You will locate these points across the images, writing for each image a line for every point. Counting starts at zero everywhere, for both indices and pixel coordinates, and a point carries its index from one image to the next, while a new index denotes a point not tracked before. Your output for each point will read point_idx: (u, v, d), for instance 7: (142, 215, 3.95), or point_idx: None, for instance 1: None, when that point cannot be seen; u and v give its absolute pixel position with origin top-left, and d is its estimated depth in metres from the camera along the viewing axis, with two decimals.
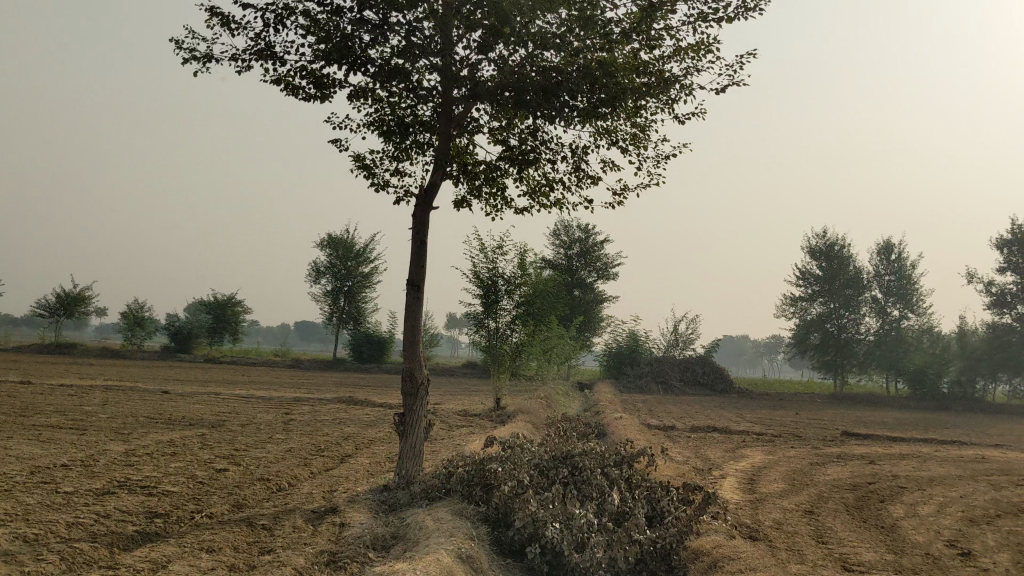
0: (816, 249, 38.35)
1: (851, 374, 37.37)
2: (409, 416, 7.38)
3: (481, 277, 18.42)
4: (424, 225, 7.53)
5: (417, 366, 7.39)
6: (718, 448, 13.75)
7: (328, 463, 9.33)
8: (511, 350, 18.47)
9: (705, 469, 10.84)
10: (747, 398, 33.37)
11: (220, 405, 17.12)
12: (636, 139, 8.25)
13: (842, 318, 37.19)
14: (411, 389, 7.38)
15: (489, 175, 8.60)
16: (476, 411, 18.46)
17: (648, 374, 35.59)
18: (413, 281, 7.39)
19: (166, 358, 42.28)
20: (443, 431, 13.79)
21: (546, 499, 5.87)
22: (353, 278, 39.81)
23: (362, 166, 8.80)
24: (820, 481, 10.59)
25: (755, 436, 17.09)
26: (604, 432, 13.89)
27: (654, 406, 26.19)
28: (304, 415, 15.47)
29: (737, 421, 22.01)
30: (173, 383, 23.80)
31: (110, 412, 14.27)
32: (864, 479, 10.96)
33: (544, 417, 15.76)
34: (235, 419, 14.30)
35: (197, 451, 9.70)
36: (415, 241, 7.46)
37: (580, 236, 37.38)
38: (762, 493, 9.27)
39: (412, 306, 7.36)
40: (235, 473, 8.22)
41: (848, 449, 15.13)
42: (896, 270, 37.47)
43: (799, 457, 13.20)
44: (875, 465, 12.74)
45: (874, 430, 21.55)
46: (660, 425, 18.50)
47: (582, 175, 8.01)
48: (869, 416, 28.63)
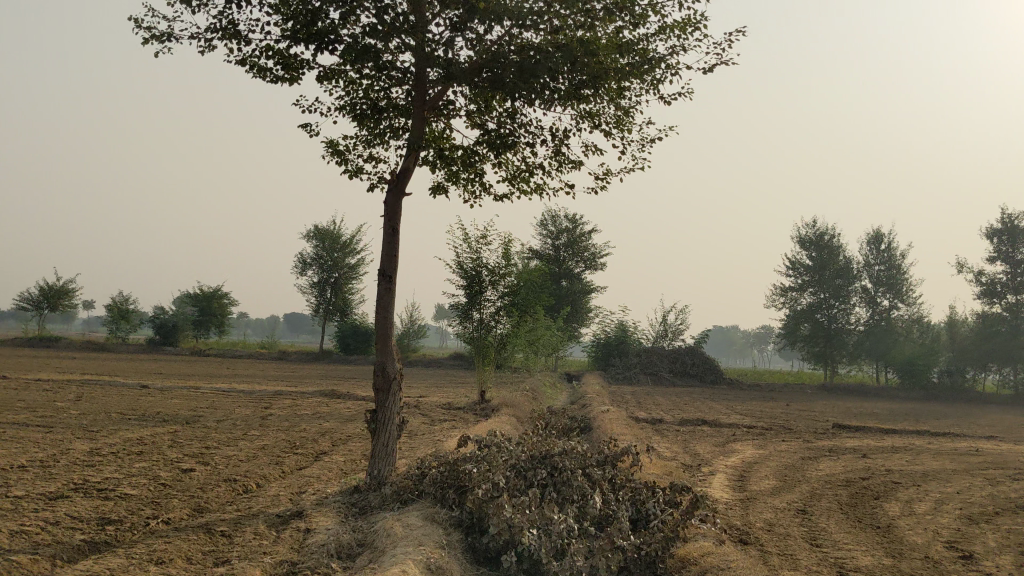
0: (806, 238, 38.12)
1: (841, 364, 37.16)
2: (382, 413, 7.01)
3: (465, 268, 18.06)
4: (396, 213, 7.14)
5: (390, 360, 7.02)
6: (707, 443, 13.43)
7: (301, 462, 8.94)
8: (496, 341, 18.20)
9: (694, 465, 10.50)
10: (736, 389, 33.10)
11: (198, 400, 16.69)
12: (620, 122, 7.88)
13: (832, 308, 36.96)
14: (384, 384, 7.01)
15: (467, 160, 8.22)
16: (461, 404, 18.10)
17: (638, 365, 35.29)
18: (385, 270, 7.01)
19: (150, 351, 41.72)
20: (426, 427, 13.41)
21: (522, 502, 5.50)
22: (340, 269, 39.33)
23: (334, 152, 8.39)
24: (812, 476, 10.27)
25: (744, 429, 16.79)
26: (592, 426, 13.55)
27: (643, 398, 25.86)
28: (284, 410, 15.08)
29: (728, 414, 21.72)
30: (153, 377, 23.34)
31: (82, 408, 13.82)
32: (857, 474, 10.65)
33: (529, 411, 15.41)
34: (212, 415, 13.89)
35: (165, 450, 9.30)
36: (387, 230, 7.07)
37: (567, 226, 37.00)
38: (752, 491, 8.94)
39: (384, 297, 6.98)
40: (200, 474, 7.82)
41: (839, 442, 14.85)
42: (886, 259, 37.25)
43: (790, 452, 12.88)
44: (867, 458, 12.45)
45: (865, 422, 21.28)
46: (649, 418, 18.17)
47: (563, 160, 7.64)
48: (859, 407, 28.40)
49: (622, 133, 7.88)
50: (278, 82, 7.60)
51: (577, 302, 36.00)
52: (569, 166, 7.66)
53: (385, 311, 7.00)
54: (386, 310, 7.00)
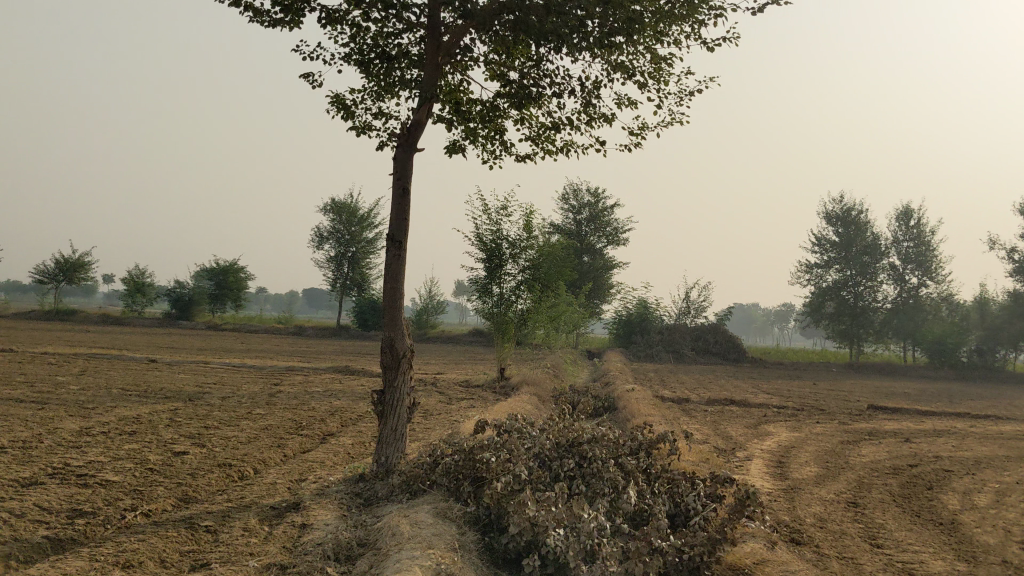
0: (833, 214, 37.10)
1: (867, 342, 36.22)
2: (389, 395, 6.31)
3: (483, 241, 17.30)
4: (407, 171, 6.40)
5: (400, 337, 6.31)
6: (739, 425, 12.69)
7: (304, 444, 8.27)
8: (516, 317, 17.47)
9: (728, 450, 9.75)
10: (761, 368, 32.30)
11: (206, 376, 16.08)
12: (656, 72, 7.10)
13: (858, 286, 36.00)
14: (393, 362, 6.31)
15: (486, 116, 7.47)
16: (478, 381, 17.41)
17: (660, 342, 34.57)
18: (394, 236, 6.29)
19: (167, 326, 41.34)
20: (442, 406, 12.73)
21: (547, 498, 4.77)
22: (358, 244, 38.72)
23: (340, 106, 7.64)
24: (857, 463, 9.49)
25: (775, 410, 16.02)
26: (617, 407, 12.83)
27: (666, 376, 25.11)
28: (294, 387, 14.45)
29: (754, 393, 20.95)
30: (165, 352, 22.80)
31: (84, 384, 13.23)
32: (904, 461, 9.86)
33: (550, 389, 14.72)
34: (219, 391, 13.27)
35: (161, 430, 8.66)
36: (397, 188, 6.35)
37: (589, 201, 36.21)
38: (795, 480, 8.20)
39: (393, 266, 6.27)
40: (192, 458, 7.15)
41: (877, 424, 14.07)
42: (915, 236, 36.15)
43: (828, 435, 12.13)
44: (911, 443, 11.65)
45: (899, 402, 20.44)
46: (674, 397, 17.43)
47: (593, 114, 6.86)
48: (888, 387, 27.53)
49: (658, 85, 7.10)
50: (276, 26, 6.87)
51: (599, 278, 35.23)
52: (600, 121, 6.89)
53: (395, 281, 6.29)
54: (395, 281, 6.28)
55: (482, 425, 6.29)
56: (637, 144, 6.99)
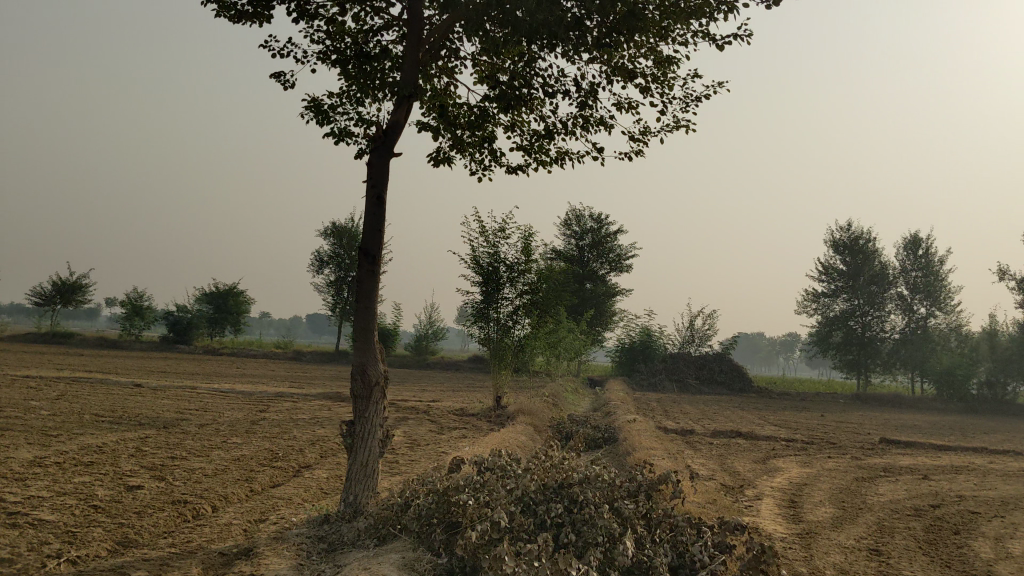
0: (840, 242, 36.42)
1: (874, 373, 35.41)
2: (359, 426, 5.65)
3: (480, 263, 16.64)
4: (383, 178, 5.75)
5: (372, 363, 5.66)
6: (746, 460, 11.98)
7: (274, 478, 7.58)
8: (514, 344, 16.82)
9: (735, 487, 9.04)
10: (767, 398, 31.54)
11: (190, 401, 15.38)
12: (659, 76, 6.54)
13: (866, 315, 35.28)
14: (364, 390, 5.65)
15: (473, 123, 6.91)
16: (474, 410, 16.72)
17: (664, 371, 33.83)
18: (367, 249, 5.65)
19: (164, 350, 40.69)
20: (432, 436, 12.04)
21: (528, 551, 4.10)
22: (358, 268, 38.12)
23: (315, 111, 7.02)
24: (875, 503, 8.77)
25: (784, 444, 15.30)
26: (618, 439, 12.13)
27: (669, 406, 24.41)
28: (279, 414, 13.79)
29: (761, 425, 20.23)
30: (153, 376, 22.11)
31: (55, 409, 12.56)
32: (926, 501, 9.13)
33: (548, 420, 14.05)
34: (198, 418, 12.59)
35: (123, 461, 7.99)
36: (371, 197, 5.70)
37: (591, 226, 35.64)
38: (809, 522, 7.49)
39: (366, 283, 5.61)
40: (145, 493, 6.48)
41: (892, 459, 13.35)
42: (924, 265, 35.46)
43: (841, 471, 11.40)
44: (931, 481, 10.91)
45: (911, 436, 19.72)
46: (678, 428, 16.73)
47: (590, 120, 6.26)
48: (898, 420, 26.81)
49: (659, 89, 6.53)
50: (243, 21, 6.28)
51: (602, 305, 34.56)
52: (597, 128, 6.29)
53: (368, 301, 5.65)
54: (368, 299, 5.63)
55: (461, 462, 5.61)
56: (637, 151, 6.40)
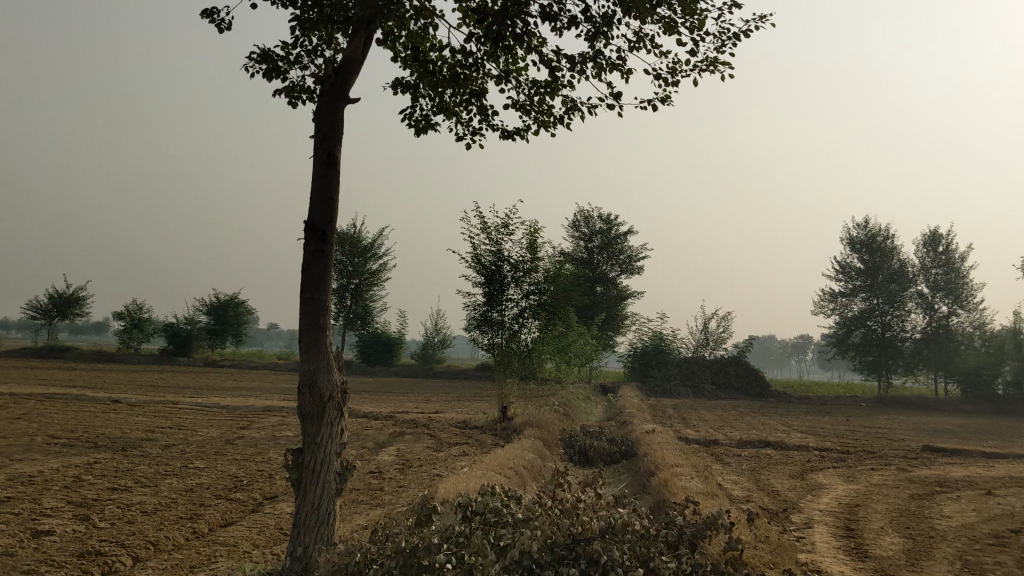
0: (856, 240, 34.79)
1: (895, 375, 33.72)
2: (308, 456, 4.27)
3: (482, 262, 15.34)
4: (335, 130, 4.41)
5: (323, 372, 4.29)
6: (782, 475, 10.62)
7: (225, 515, 6.25)
8: (521, 349, 15.48)
9: (778, 513, 7.67)
10: (786, 402, 30.05)
11: (165, 418, 14.02)
12: (686, 5, 5.18)
13: (885, 315, 33.64)
14: (315, 408, 4.28)
15: (456, 74, 5.58)
16: (478, 423, 15.36)
17: (678, 376, 32.46)
18: (315, 222, 4.30)
19: (162, 363, 39.44)
20: (427, 454, 10.70)
21: None
22: (361, 275, 36.86)
23: (264, 62, 5.69)
24: (947, 529, 7.34)
25: (817, 454, 13.89)
26: (635, 456, 10.77)
27: (685, 413, 23.06)
28: (260, 432, 12.44)
29: (787, 432, 18.80)
30: (138, 390, 20.77)
31: (7, 430, 11.27)
32: (1003, 525, 7.66)
33: (556, 433, 12.70)
34: (168, 437, 11.26)
35: (47, 495, 6.67)
36: (320, 154, 4.36)
37: (601, 227, 34.37)
38: (877, 559, 6.11)
39: (313, 268, 4.26)
40: (52, 544, 5.15)
41: (943, 470, 11.96)
42: (945, 262, 33.93)
43: (891, 487, 10.00)
44: (997, 497, 9.49)
45: (948, 441, 18.31)
46: (701, 439, 15.33)
47: (603, 62, 4.91)
48: (925, 423, 25.33)
49: (689, 22, 5.17)
50: None
51: (613, 309, 33.21)
52: (613, 71, 4.95)
53: (317, 290, 4.28)
54: (316, 288, 4.27)
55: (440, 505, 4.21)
56: (663, 100, 5.05)
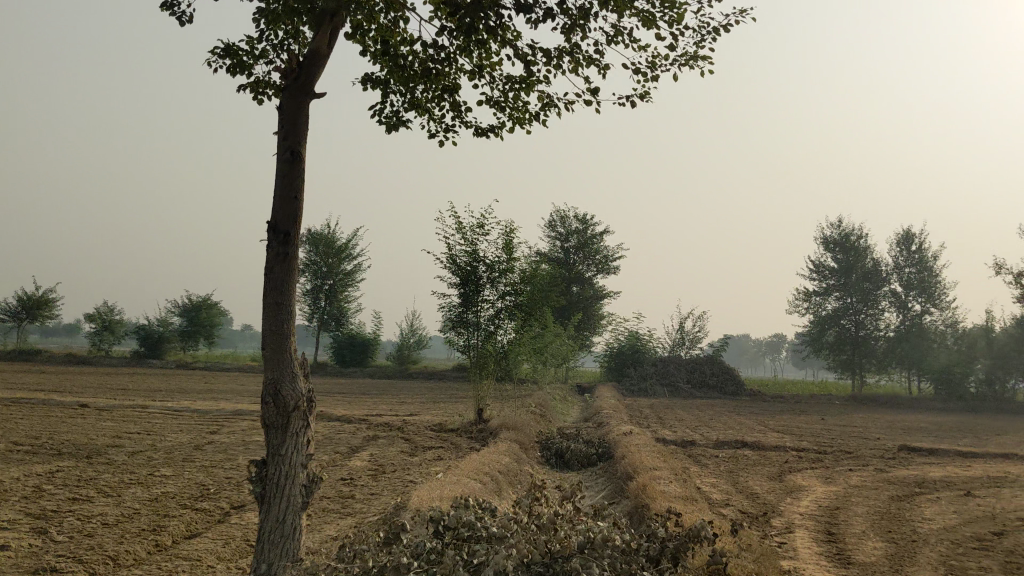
0: (830, 240, 34.87)
1: (869, 374, 33.82)
2: (272, 469, 4.08)
3: (457, 263, 15.12)
4: (298, 126, 4.21)
5: (287, 381, 4.10)
6: (760, 477, 10.51)
7: (191, 526, 6.03)
8: (497, 351, 15.29)
9: (758, 517, 7.54)
10: (761, 401, 30.07)
11: (133, 423, 13.73)
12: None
13: (859, 314, 33.75)
14: (280, 418, 4.09)
15: (429, 69, 5.38)
16: (453, 425, 15.17)
17: (654, 376, 32.42)
18: (277, 224, 4.10)
19: (134, 365, 38.89)
20: (401, 458, 10.50)
21: None
22: (336, 275, 36.54)
23: (227, 57, 5.47)
24: (929, 533, 7.24)
25: (795, 454, 13.80)
26: (613, 459, 10.63)
27: (662, 413, 22.99)
28: (230, 437, 12.19)
29: (764, 432, 18.74)
30: (107, 394, 20.40)
31: None
32: (984, 528, 7.57)
33: (532, 436, 12.54)
34: (136, 443, 10.98)
35: (5, 507, 6.42)
36: (283, 151, 4.16)
37: (577, 227, 34.25)
38: (861, 566, 5.97)
39: (276, 271, 4.07)
40: (7, 560, 4.92)
41: (921, 471, 11.90)
42: (917, 261, 34.09)
43: (870, 488, 9.91)
44: (976, 498, 9.41)
45: (923, 440, 18.31)
46: (678, 440, 15.21)
47: (580, 56, 4.74)
48: (899, 421, 25.41)
49: (668, 15, 5.01)
50: None
51: (590, 309, 33.10)
52: (591, 66, 4.77)
53: (281, 293, 4.09)
54: (279, 291, 4.08)
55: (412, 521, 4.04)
56: (642, 95, 4.87)
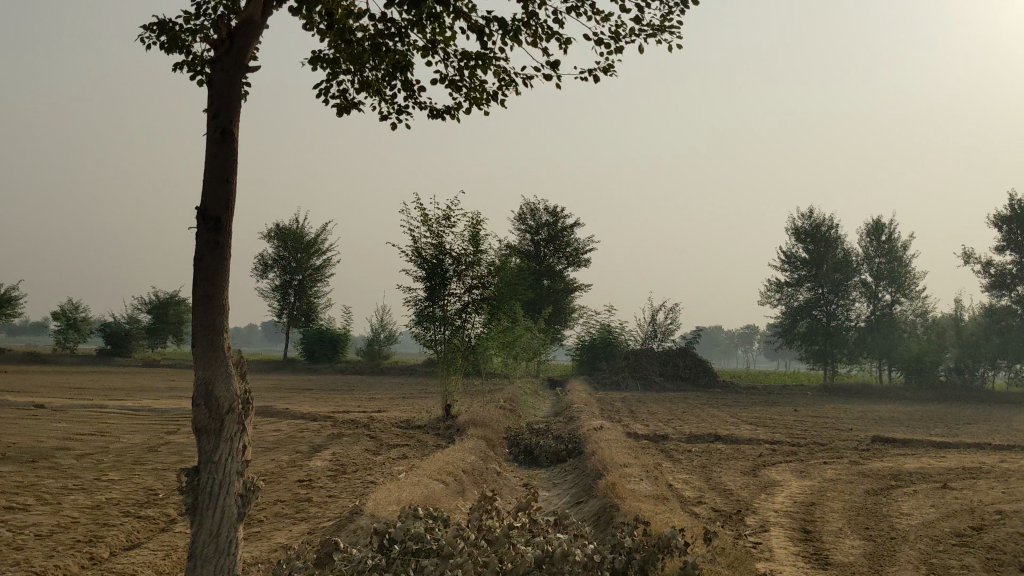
0: (801, 230, 34.80)
1: (841, 364, 33.58)
2: (205, 479, 3.71)
3: (423, 256, 14.76)
4: (230, 102, 3.85)
5: (221, 381, 3.75)
6: (734, 472, 10.27)
7: (130, 536, 5.64)
8: (465, 345, 14.97)
9: (732, 516, 7.27)
10: (733, 393, 30.00)
11: (87, 423, 13.24)
12: None
13: (831, 304, 33.71)
14: (212, 423, 3.72)
15: (379, 43, 5.03)
16: (421, 422, 14.82)
17: (626, 369, 32.22)
18: (207, 209, 3.74)
19: (99, 363, 38.13)
20: (364, 457, 10.15)
21: None
22: (304, 271, 36.00)
23: (163, 34, 5.10)
24: (907, 530, 7.00)
25: (767, 447, 13.62)
26: (583, 454, 10.35)
27: (633, 406, 22.80)
28: (188, 437, 11.76)
29: (736, 424, 18.58)
30: (67, 393, 19.82)
31: None
32: (963, 523, 7.36)
33: (500, 432, 12.23)
34: (88, 445, 10.53)
35: None
36: (213, 128, 3.79)
37: (547, 220, 33.96)
38: (840, 566, 5.70)
39: (205, 260, 3.70)
40: None
41: (896, 463, 11.72)
42: (887, 252, 34.00)
43: (844, 482, 9.69)
44: (953, 491, 9.22)
45: (894, 430, 18.23)
46: (649, 434, 14.99)
47: (538, 28, 4.42)
48: (870, 411, 25.37)
49: None
50: None
51: (561, 302, 32.82)
52: (549, 38, 4.46)
53: (212, 286, 3.73)
54: (209, 282, 3.72)
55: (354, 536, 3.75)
56: (606, 69, 4.57)
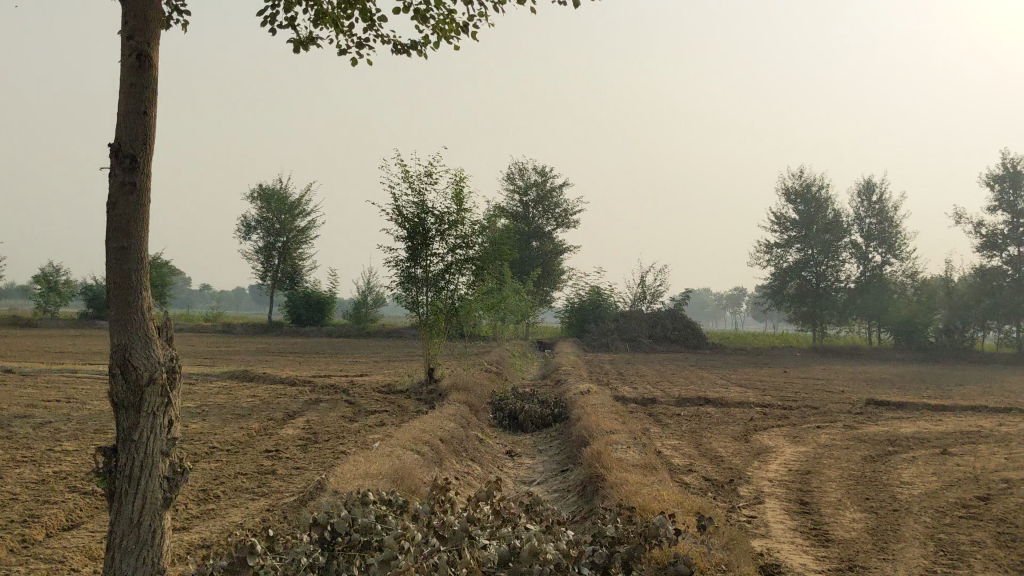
0: (792, 190, 34.31)
1: (830, 326, 33.44)
2: (124, 460, 3.22)
3: (404, 214, 14.16)
4: (147, 16, 3.30)
5: (140, 346, 3.25)
6: (724, 437, 9.85)
7: (71, 515, 5.16)
8: (448, 308, 14.48)
9: (723, 486, 6.84)
10: (722, 354, 29.71)
11: (55, 389, 12.73)
12: None
13: (820, 266, 33.16)
14: (130, 395, 3.23)
15: None
16: (402, 386, 14.35)
17: (616, 331, 31.80)
18: (122, 147, 3.23)
19: (81, 327, 37.47)
20: (339, 424, 9.67)
21: None
22: (288, 233, 35.36)
23: None
24: (909, 500, 6.59)
25: (758, 411, 13.21)
26: (569, 421, 9.92)
27: (622, 368, 22.42)
28: None
29: (726, 387, 18.22)
30: (41, 358, 19.26)
31: None
32: (969, 492, 6.94)
33: (482, 397, 11.79)
34: (50, 413, 10.03)
35: None
36: (127, 49, 3.26)
37: (535, 180, 33.40)
38: (841, 544, 5.25)
39: (120, 202, 3.20)
40: None
41: (893, 426, 11.32)
42: (878, 212, 33.63)
43: (838, 448, 9.30)
44: (954, 457, 8.82)
45: (887, 393, 17.88)
46: (638, 398, 14.57)
47: None
48: (862, 373, 25.09)
49: None
50: None
51: (549, 264, 32.33)
52: None
53: (128, 235, 3.22)
54: (124, 229, 3.22)
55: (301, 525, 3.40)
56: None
